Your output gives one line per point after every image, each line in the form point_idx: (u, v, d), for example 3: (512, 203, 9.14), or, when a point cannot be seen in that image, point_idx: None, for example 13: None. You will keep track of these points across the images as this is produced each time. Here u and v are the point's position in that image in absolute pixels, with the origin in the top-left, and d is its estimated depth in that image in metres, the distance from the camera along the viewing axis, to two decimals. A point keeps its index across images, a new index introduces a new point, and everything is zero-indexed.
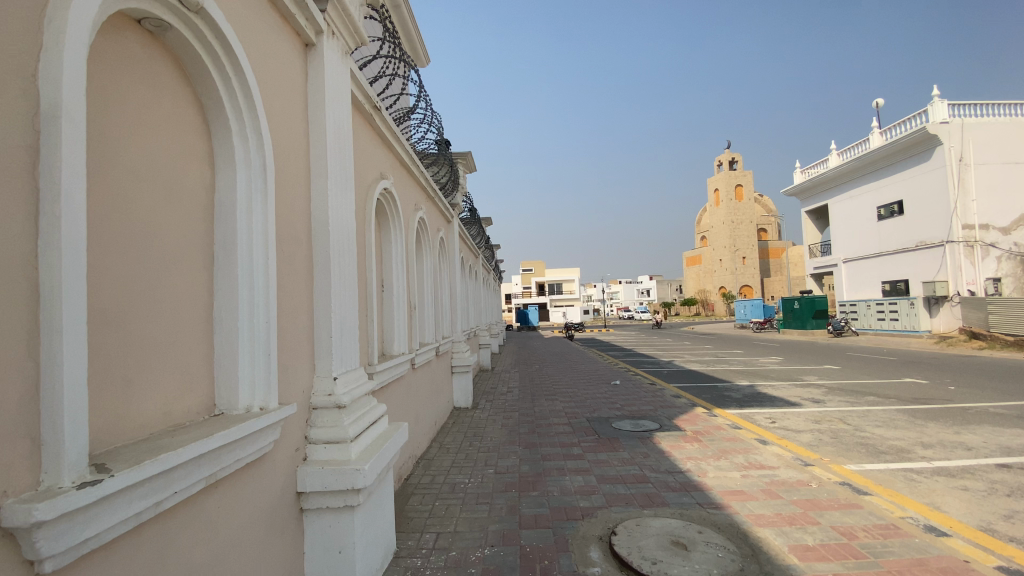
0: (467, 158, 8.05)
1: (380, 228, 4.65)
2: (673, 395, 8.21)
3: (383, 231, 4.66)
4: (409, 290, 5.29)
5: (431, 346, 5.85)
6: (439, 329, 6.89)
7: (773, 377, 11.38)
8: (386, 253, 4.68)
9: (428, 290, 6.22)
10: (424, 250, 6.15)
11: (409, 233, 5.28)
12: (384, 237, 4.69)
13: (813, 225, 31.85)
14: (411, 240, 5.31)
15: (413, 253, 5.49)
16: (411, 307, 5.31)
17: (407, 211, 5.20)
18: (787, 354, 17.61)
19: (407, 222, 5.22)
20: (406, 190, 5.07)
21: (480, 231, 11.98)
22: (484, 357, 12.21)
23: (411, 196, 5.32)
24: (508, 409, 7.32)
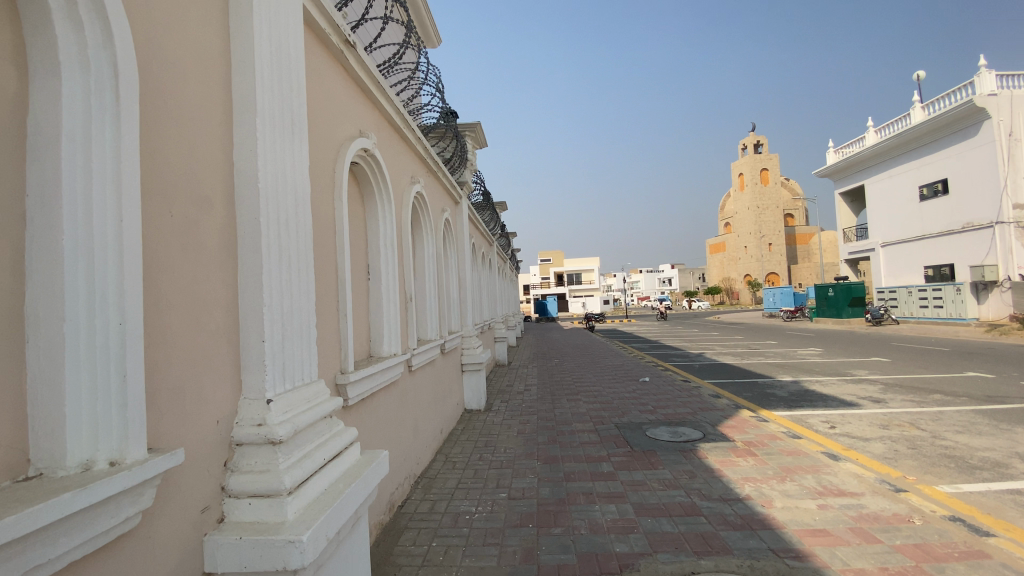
0: (475, 129, 7.07)
1: (364, 202, 3.85)
2: (711, 395, 7.28)
3: (368, 207, 3.87)
4: (404, 276, 4.48)
5: (434, 342, 5.05)
6: (446, 323, 6.07)
7: (818, 372, 10.32)
8: (372, 232, 3.88)
9: (430, 279, 5.43)
10: (424, 232, 5.36)
11: (404, 210, 4.49)
12: (369, 213, 3.90)
13: (847, 208, 30.25)
14: (406, 217, 4.50)
15: (410, 233, 4.68)
16: (408, 297, 4.51)
17: (401, 183, 4.39)
18: (826, 344, 16.38)
19: (401, 197, 4.41)
20: (398, 159, 4.26)
21: (493, 216, 11.14)
22: (500, 352, 11.38)
23: (404, 167, 4.50)
24: (525, 412, 6.49)
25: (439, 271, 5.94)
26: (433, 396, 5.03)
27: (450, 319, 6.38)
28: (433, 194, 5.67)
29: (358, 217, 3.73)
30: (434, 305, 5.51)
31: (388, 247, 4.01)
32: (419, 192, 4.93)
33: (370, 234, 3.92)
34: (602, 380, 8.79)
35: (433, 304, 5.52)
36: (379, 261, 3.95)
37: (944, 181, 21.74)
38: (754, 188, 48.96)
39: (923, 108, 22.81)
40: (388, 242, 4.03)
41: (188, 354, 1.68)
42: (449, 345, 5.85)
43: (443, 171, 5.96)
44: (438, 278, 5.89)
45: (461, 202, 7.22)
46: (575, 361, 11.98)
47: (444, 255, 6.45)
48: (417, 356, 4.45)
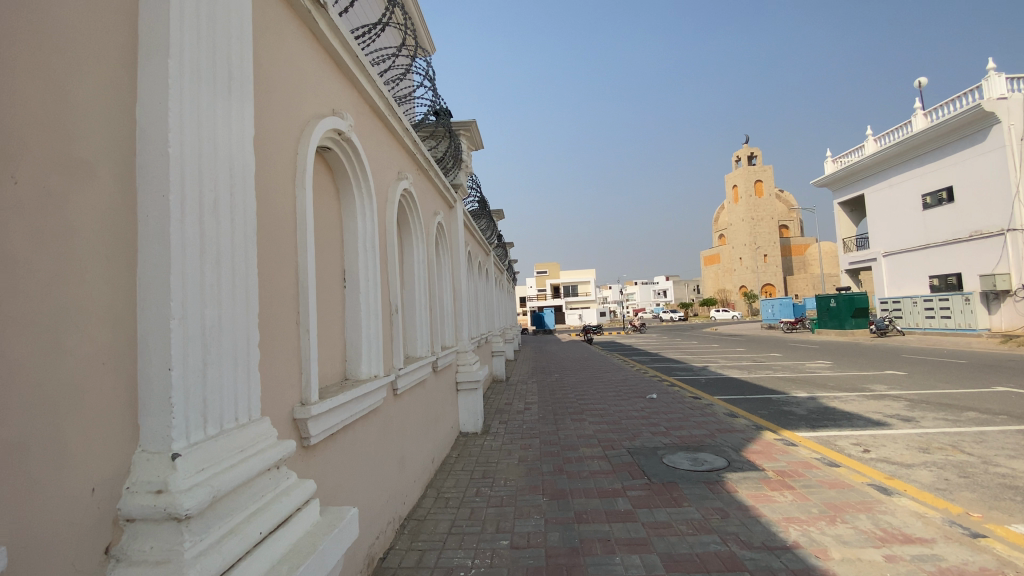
0: (471, 129, 6.53)
1: (339, 197, 3.35)
2: (728, 414, 6.71)
3: (345, 203, 3.36)
4: (389, 283, 3.94)
5: (425, 360, 4.48)
6: (438, 337, 5.49)
7: (834, 387, 9.79)
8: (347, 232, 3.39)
9: (420, 288, 4.88)
10: (414, 236, 4.84)
11: (389, 209, 3.96)
12: (346, 209, 3.39)
13: (847, 218, 29.98)
14: (392, 216, 3.96)
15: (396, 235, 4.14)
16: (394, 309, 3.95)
17: (386, 178, 3.87)
18: (835, 357, 15.82)
19: (386, 193, 3.89)
20: (381, 149, 3.74)
21: (491, 224, 10.62)
22: (497, 367, 10.78)
23: (389, 160, 3.98)
24: (526, 435, 5.92)
25: (431, 280, 5.38)
26: (423, 420, 4.45)
27: (443, 334, 5.80)
28: (423, 193, 5.15)
29: (331, 212, 3.22)
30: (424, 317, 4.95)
31: (368, 248, 3.48)
32: (408, 189, 4.40)
33: (346, 233, 3.40)
34: (606, 397, 8.20)
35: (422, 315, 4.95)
36: (355, 264, 3.42)
37: (949, 189, 21.52)
38: (751, 199, 48.88)
39: (926, 116, 22.66)
40: (369, 243, 3.50)
41: (21, 391, 1.12)
42: (442, 362, 5.27)
43: (435, 169, 5.43)
44: (430, 287, 5.34)
45: (456, 205, 6.68)
46: (576, 376, 11.39)
47: (437, 262, 5.89)
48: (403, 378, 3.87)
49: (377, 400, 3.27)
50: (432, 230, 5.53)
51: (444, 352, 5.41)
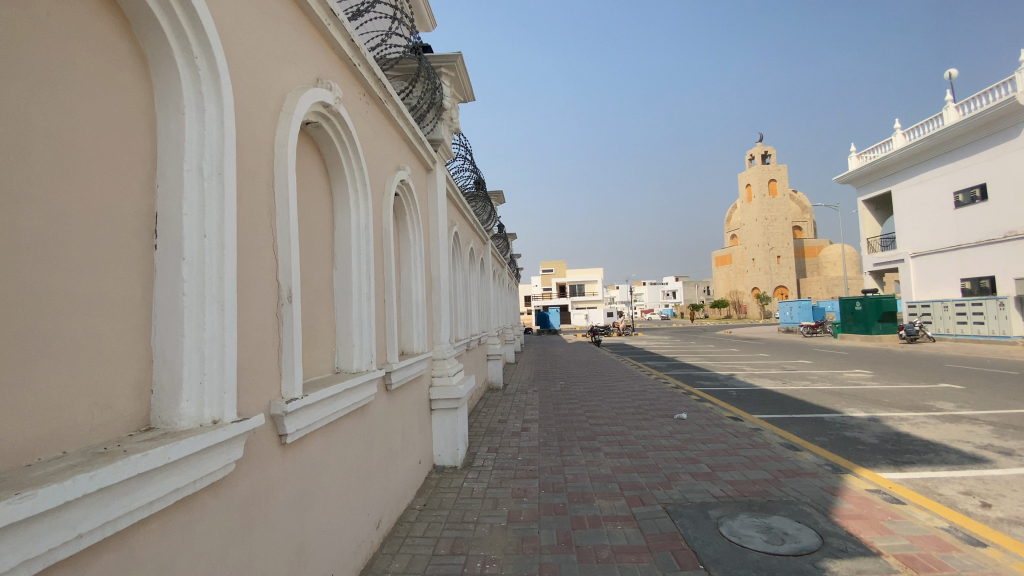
0: (457, 66, 4.83)
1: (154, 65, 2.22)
2: (785, 445, 5.16)
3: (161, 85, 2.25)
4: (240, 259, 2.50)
5: (357, 379, 3.07)
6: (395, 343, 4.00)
7: (889, 405, 8.18)
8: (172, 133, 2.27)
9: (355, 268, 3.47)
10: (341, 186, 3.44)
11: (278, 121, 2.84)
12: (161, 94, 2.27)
13: (872, 216, 28.33)
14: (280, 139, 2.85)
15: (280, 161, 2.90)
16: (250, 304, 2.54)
17: (267, 75, 2.73)
18: (874, 365, 14.13)
19: (268, 99, 2.75)
20: (247, 21, 2.55)
21: (488, 207, 9.12)
22: (493, 373, 9.31)
23: (276, 54, 2.79)
24: (521, 472, 4.43)
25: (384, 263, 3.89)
26: (352, 467, 3.03)
27: (408, 337, 4.29)
28: (371, 134, 3.74)
29: (104, 95, 2.02)
30: (361, 311, 3.50)
31: (199, 153, 2.30)
32: (328, 105, 3.18)
33: (157, 138, 2.27)
34: (621, 415, 6.69)
35: (357, 309, 3.48)
36: (175, 198, 2.24)
37: (982, 187, 19.62)
38: (761, 198, 47.07)
39: (957, 108, 20.84)
40: (206, 149, 2.33)
41: None
42: (399, 378, 3.77)
43: (394, 104, 4.01)
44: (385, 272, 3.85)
45: (437, 167, 5.14)
46: (585, 384, 9.88)
47: (401, 238, 4.40)
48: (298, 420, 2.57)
49: (211, 474, 2.02)
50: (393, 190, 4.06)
51: (407, 364, 3.91)
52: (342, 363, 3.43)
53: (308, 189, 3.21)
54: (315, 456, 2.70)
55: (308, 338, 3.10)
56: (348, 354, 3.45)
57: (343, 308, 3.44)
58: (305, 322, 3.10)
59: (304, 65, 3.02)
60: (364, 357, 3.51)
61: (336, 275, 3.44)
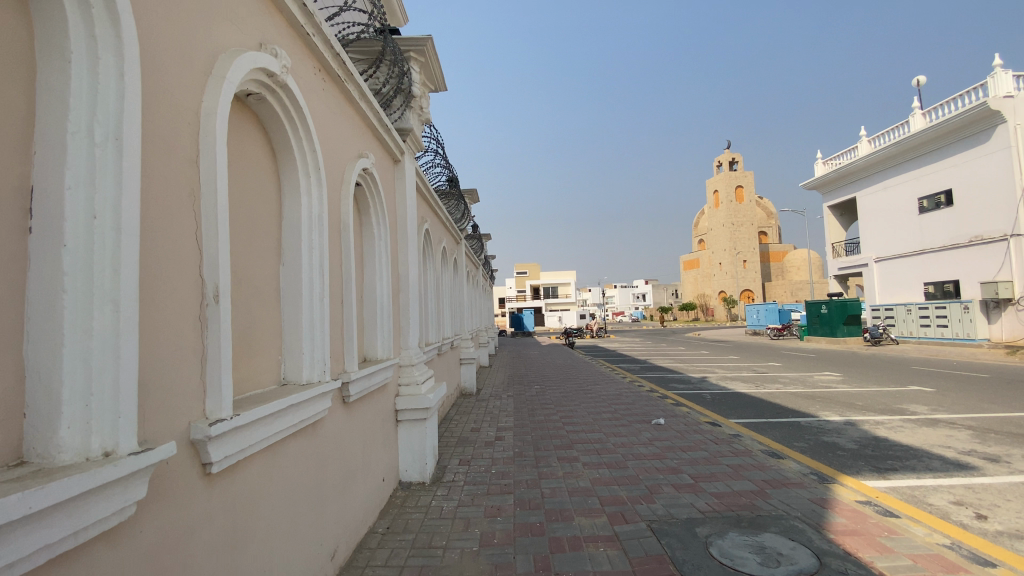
0: (427, 50, 4.50)
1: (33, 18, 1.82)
2: (768, 453, 5.00)
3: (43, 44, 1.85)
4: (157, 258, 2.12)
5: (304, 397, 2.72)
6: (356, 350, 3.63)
7: (866, 408, 8.20)
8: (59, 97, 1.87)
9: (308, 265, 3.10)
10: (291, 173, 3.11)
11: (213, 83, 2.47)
12: (43, 48, 1.86)
13: (837, 222, 29.08)
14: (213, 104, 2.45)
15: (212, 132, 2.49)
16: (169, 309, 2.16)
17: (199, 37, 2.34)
18: (842, 367, 14.36)
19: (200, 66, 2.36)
20: None
21: (462, 205, 8.78)
22: (466, 378, 8.96)
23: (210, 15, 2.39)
24: (494, 487, 4.11)
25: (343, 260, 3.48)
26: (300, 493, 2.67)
27: (371, 343, 3.92)
28: (327, 114, 3.34)
29: None
30: (312, 314, 3.11)
31: (90, 117, 1.88)
32: (274, 74, 2.78)
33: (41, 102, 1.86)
34: (598, 421, 6.44)
35: (308, 311, 3.08)
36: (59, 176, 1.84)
37: (950, 192, 20.46)
38: (732, 203, 48.00)
39: (923, 115, 21.55)
40: (100, 115, 1.90)
41: None
42: (358, 390, 3.41)
43: (354, 83, 3.61)
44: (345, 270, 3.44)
45: (406, 158, 4.78)
46: (561, 388, 9.63)
47: (365, 234, 4.01)
48: (225, 444, 2.22)
49: (101, 522, 1.65)
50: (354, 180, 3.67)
51: (369, 373, 3.53)
52: (289, 373, 3.04)
53: (249, 175, 2.82)
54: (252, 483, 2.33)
55: (251, 346, 2.72)
56: (297, 363, 3.05)
57: (291, 310, 3.05)
58: (246, 327, 2.71)
59: (245, 30, 2.63)
60: (317, 366, 3.12)
61: (284, 272, 3.05)
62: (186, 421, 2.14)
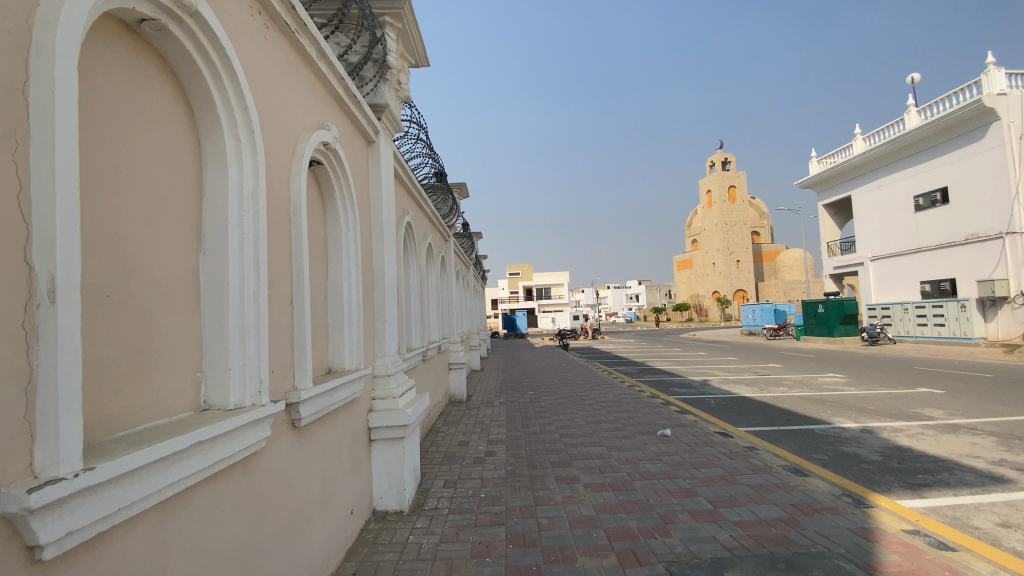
0: (405, 14, 3.94)
1: None
2: (790, 469, 4.47)
3: None
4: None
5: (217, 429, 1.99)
6: (314, 359, 3.05)
7: (878, 412, 7.69)
8: None
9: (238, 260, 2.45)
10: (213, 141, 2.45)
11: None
12: None
13: (831, 220, 28.86)
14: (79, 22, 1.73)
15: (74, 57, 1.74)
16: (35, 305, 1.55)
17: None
18: (843, 368, 13.94)
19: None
20: None
21: (450, 200, 8.22)
22: (455, 384, 8.39)
23: None
24: (483, 518, 3.54)
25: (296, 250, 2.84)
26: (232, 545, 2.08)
27: (335, 351, 3.33)
28: (271, 73, 2.70)
29: None
30: (240, 317, 2.47)
31: None
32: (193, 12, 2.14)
33: None
34: (598, 432, 5.89)
35: (234, 314, 2.45)
36: None
37: (944, 190, 20.16)
38: (724, 203, 47.72)
39: (919, 112, 21.21)
40: None
41: None
42: (310, 410, 2.77)
43: (310, 37, 2.97)
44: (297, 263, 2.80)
45: (383, 140, 4.19)
46: (556, 394, 9.07)
47: (327, 222, 3.37)
48: (76, 516, 1.48)
49: None
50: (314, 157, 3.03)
51: (330, 391, 2.93)
52: (211, 394, 2.42)
53: (158, 135, 2.19)
54: (151, 542, 1.74)
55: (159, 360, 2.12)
56: (222, 379, 2.43)
57: (214, 315, 2.42)
58: (144, 337, 2.09)
59: None
60: (250, 382, 2.49)
61: (202, 263, 2.42)
62: (25, 463, 1.49)
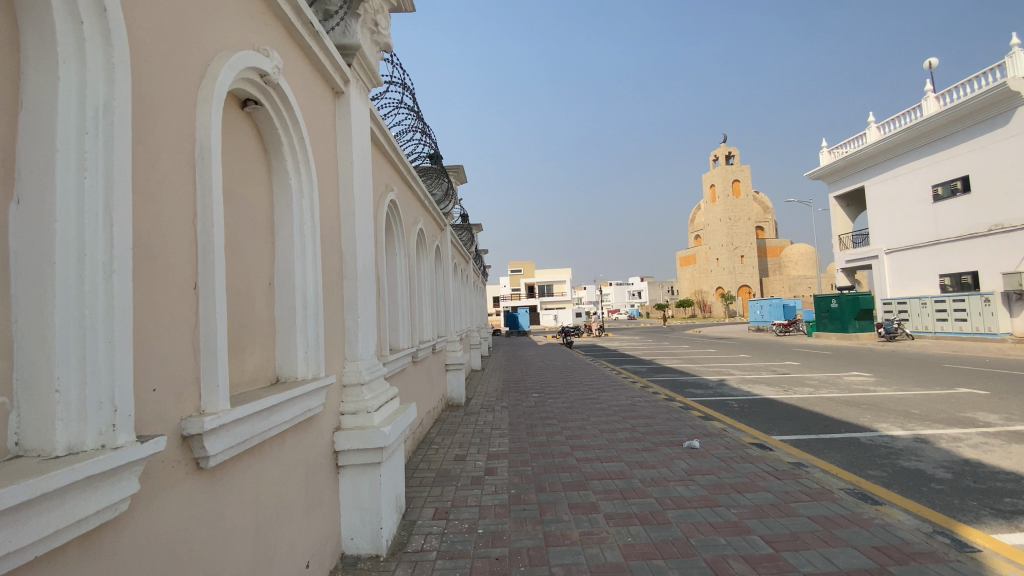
0: None
1: None
2: (855, 494, 3.68)
3: None
4: None
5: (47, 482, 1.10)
6: (248, 368, 2.27)
7: (924, 417, 6.85)
8: None
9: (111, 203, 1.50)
10: None
11: None
12: None
13: (843, 213, 27.98)
14: None
15: None
16: None
17: None
18: (868, 366, 13.04)
19: None
20: None
21: (445, 184, 7.43)
22: (452, 387, 7.64)
23: None
24: (481, 568, 2.77)
25: (212, 193, 1.78)
26: None
27: (285, 354, 2.57)
28: None
29: None
30: (83, 301, 1.24)
31: None
32: None
33: None
34: (613, 444, 5.12)
35: (66, 295, 1.23)
36: None
37: (966, 178, 19.20)
38: (729, 197, 46.77)
39: (937, 98, 20.27)
40: None
41: None
42: (230, 448, 1.79)
43: None
44: (212, 218, 1.76)
45: (355, 92, 3.38)
46: (563, 397, 8.29)
47: (270, 187, 2.57)
48: None
49: None
50: (246, 90, 2.18)
51: (272, 409, 2.12)
52: (32, 435, 1.21)
53: None
54: None
55: None
56: (45, 409, 1.20)
57: None
58: None
59: None
60: (101, 412, 1.26)
61: (14, 216, 1.22)
62: None
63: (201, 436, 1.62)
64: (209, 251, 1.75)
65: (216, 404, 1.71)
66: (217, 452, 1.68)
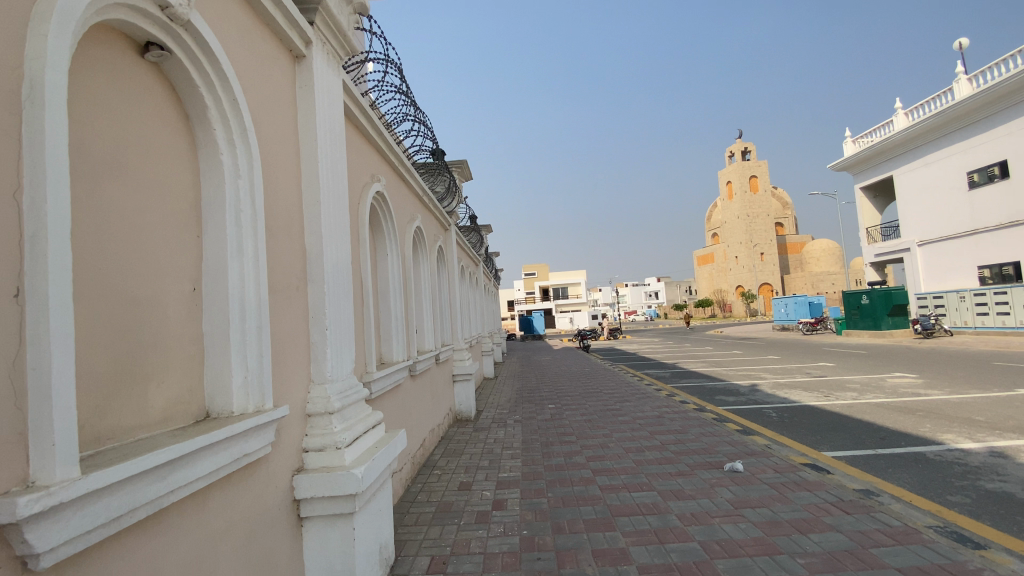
0: None
1: None
2: (953, 532, 2.94)
3: None
4: None
5: None
6: (155, 405, 1.70)
7: (993, 425, 5.98)
8: None
9: None
10: None
11: None
12: None
13: (870, 205, 26.75)
14: None
15: None
16: None
17: None
18: (913, 367, 11.99)
19: None
20: None
21: (448, 180, 6.85)
22: (461, 400, 7.03)
23: None
24: None
25: (49, 149, 1.22)
26: None
27: (217, 381, 1.98)
28: None
29: None
30: None
31: None
32: None
33: None
34: (641, 467, 4.44)
35: None
36: None
37: (1003, 163, 18.13)
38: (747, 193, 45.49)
39: (969, 81, 19.09)
40: None
41: None
42: (76, 531, 1.23)
43: None
44: (47, 191, 1.21)
45: (320, 56, 2.81)
46: (582, 408, 7.62)
47: (194, 164, 1.99)
48: None
49: None
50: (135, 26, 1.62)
51: (173, 462, 1.54)
52: None
53: None
54: None
55: None
56: None
57: None
58: None
59: None
60: None
61: None
62: None
63: (20, 525, 1.10)
64: (40, 238, 1.19)
65: (50, 473, 1.17)
66: (55, 545, 1.17)
